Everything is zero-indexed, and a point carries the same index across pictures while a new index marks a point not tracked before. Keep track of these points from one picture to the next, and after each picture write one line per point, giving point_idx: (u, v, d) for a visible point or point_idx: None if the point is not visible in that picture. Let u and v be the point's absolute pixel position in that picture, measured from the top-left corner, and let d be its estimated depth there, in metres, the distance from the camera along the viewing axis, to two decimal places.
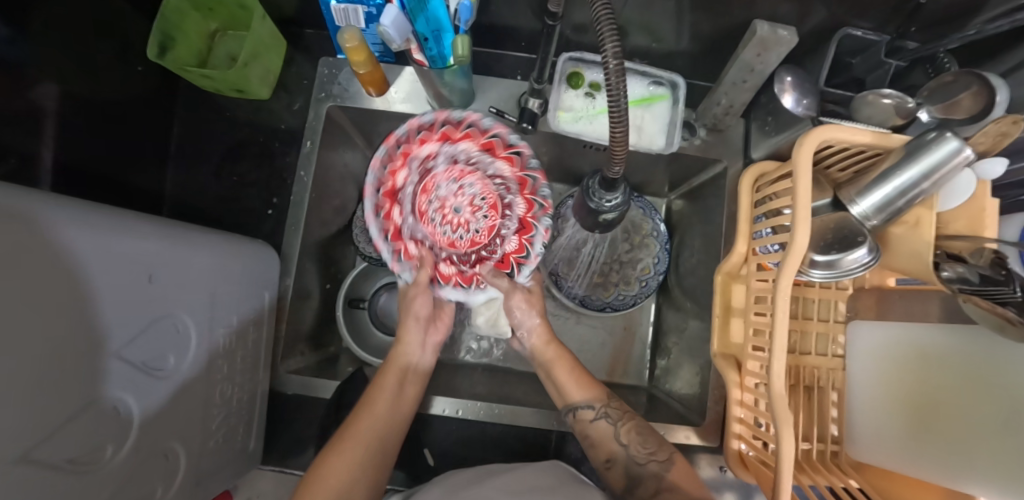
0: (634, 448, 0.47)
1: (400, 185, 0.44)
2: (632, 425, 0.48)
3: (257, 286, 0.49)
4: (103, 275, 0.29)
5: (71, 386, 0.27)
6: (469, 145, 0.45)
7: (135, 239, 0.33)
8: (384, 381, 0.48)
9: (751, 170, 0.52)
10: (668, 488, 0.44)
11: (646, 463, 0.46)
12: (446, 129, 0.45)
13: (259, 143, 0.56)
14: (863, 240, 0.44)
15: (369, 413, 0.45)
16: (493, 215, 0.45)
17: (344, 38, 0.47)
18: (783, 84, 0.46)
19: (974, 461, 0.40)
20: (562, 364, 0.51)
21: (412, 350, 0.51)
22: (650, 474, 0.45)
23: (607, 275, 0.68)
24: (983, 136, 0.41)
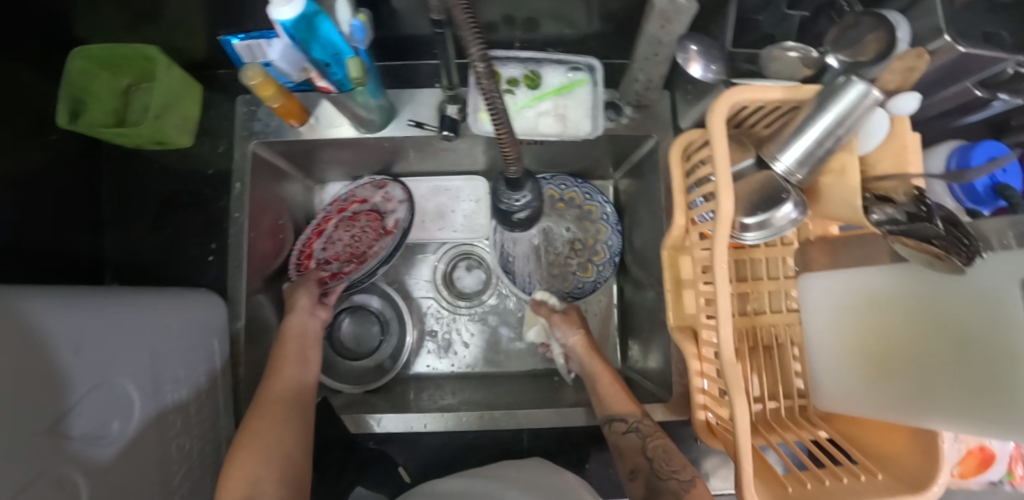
0: (659, 463, 0.44)
1: (314, 251, 0.64)
2: (664, 441, 0.46)
3: (205, 335, 0.49)
4: (27, 351, 0.29)
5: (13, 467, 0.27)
6: (334, 215, 0.66)
7: (57, 313, 0.33)
8: (284, 367, 0.49)
9: (677, 141, 0.51)
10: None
11: (666, 479, 0.43)
12: (320, 220, 0.65)
13: (190, 191, 0.56)
14: (787, 196, 0.44)
15: (278, 399, 0.46)
16: (372, 214, 0.65)
17: (249, 75, 0.46)
18: (687, 54, 0.45)
19: (922, 398, 0.40)
20: (606, 377, 0.53)
21: (307, 315, 0.55)
22: (671, 490, 0.42)
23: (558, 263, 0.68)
24: (891, 74, 0.41)
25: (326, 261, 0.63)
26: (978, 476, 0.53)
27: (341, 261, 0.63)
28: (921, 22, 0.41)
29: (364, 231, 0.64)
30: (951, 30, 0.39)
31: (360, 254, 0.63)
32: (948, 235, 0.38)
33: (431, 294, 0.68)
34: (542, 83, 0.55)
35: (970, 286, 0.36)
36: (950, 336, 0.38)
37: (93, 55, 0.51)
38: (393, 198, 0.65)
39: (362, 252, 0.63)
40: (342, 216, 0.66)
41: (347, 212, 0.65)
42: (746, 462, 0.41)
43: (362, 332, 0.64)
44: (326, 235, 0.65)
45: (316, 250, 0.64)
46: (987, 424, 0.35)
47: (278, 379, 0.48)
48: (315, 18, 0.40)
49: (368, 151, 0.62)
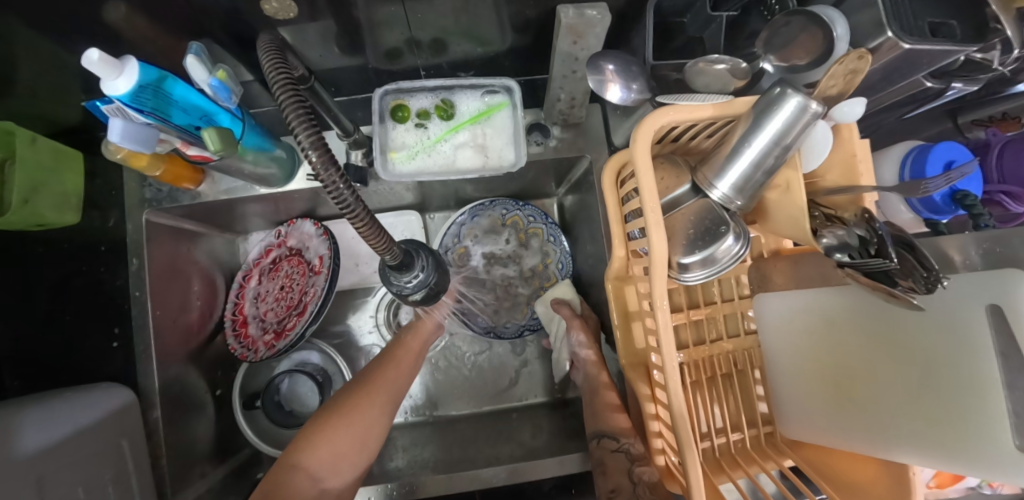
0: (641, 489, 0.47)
1: (247, 314, 0.59)
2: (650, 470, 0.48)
3: (112, 436, 0.44)
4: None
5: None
6: (258, 271, 0.61)
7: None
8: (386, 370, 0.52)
9: (609, 165, 0.46)
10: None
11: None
12: (245, 280, 0.61)
13: (82, 272, 0.51)
14: (727, 229, 0.39)
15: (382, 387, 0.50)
16: (297, 260, 0.60)
17: (113, 149, 0.41)
18: (601, 77, 0.39)
19: (899, 428, 0.37)
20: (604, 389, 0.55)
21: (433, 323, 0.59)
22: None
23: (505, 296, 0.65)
24: (832, 79, 0.35)
25: (260, 322, 0.58)
26: (953, 486, 0.50)
27: (275, 318, 0.58)
28: (860, 15, 0.36)
29: (293, 278, 0.59)
30: (893, 26, 0.34)
31: (291, 306, 0.57)
32: (904, 265, 0.34)
33: (376, 339, 0.65)
34: (458, 111, 0.49)
35: (941, 314, 0.34)
36: (928, 362, 0.35)
37: None
38: (309, 237, 0.59)
39: (294, 302, 0.57)
40: (268, 269, 0.61)
41: (271, 265, 0.61)
42: None
43: (303, 394, 0.60)
44: (255, 295, 0.60)
45: (247, 313, 0.60)
46: (973, 458, 0.32)
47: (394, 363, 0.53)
48: (163, 81, 0.35)
49: (282, 200, 0.56)
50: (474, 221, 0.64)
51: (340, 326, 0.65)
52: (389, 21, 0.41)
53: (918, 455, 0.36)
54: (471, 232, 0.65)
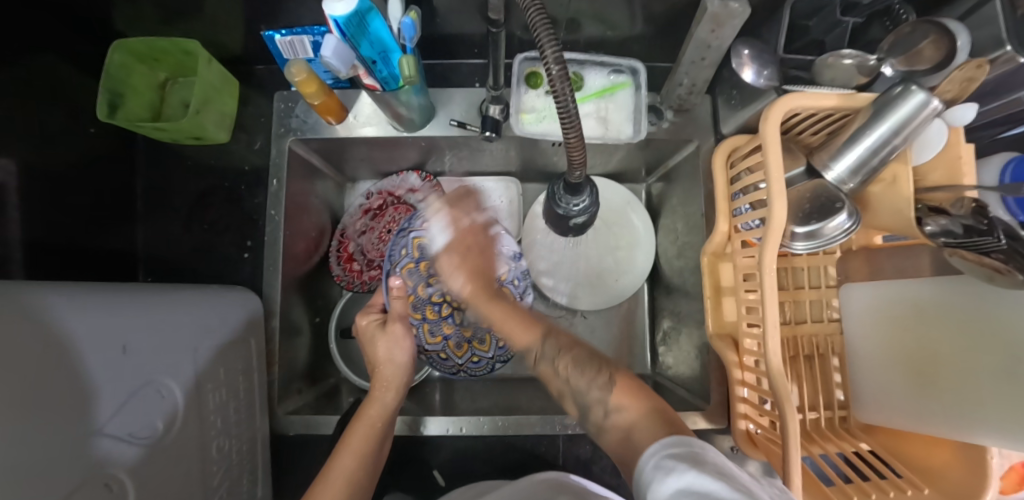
0: (575, 378, 0.42)
1: (353, 252, 0.65)
2: (572, 354, 0.43)
3: (243, 332, 0.48)
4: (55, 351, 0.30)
5: (38, 470, 0.26)
6: (361, 215, 0.65)
7: (86, 313, 0.33)
8: (342, 457, 0.42)
9: (721, 147, 0.51)
10: (614, 408, 0.37)
11: (590, 390, 0.40)
12: (348, 223, 0.65)
13: (225, 188, 0.56)
14: (842, 205, 0.43)
15: (350, 452, 0.42)
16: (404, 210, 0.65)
17: (293, 73, 0.46)
18: (740, 59, 0.45)
19: (976, 412, 0.39)
20: (501, 316, 0.50)
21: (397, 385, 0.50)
22: (596, 399, 0.39)
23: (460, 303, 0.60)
24: (949, 84, 0.40)
25: (368, 259, 0.65)
26: (1016, 492, 0.52)
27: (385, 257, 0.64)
28: (981, 32, 0.41)
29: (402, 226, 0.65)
30: (1012, 41, 0.38)
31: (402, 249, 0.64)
32: (1009, 249, 0.37)
33: None
34: (585, 84, 0.54)
35: None
36: (1013, 350, 0.36)
37: (132, 48, 0.50)
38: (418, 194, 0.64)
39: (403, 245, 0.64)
40: (372, 216, 0.66)
41: (376, 213, 0.65)
42: (795, 475, 0.40)
43: None
44: (358, 237, 0.65)
45: (352, 251, 0.65)
46: None
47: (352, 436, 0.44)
48: (369, 14, 0.39)
49: (404, 150, 0.61)
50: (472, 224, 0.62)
51: None
52: None
53: (999, 437, 0.37)
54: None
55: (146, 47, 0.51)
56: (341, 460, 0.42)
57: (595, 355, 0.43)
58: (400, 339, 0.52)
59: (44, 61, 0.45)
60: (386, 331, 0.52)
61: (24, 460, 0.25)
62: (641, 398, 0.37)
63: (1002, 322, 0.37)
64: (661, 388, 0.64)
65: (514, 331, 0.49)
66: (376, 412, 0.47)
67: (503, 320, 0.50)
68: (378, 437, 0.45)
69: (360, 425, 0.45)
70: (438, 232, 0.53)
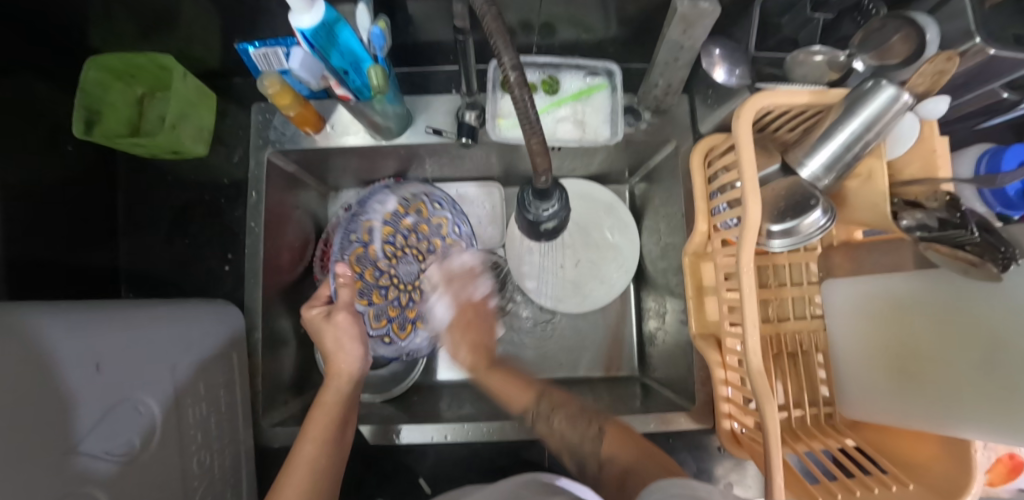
0: (565, 431, 0.50)
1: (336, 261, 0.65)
2: (563, 410, 0.52)
3: (224, 346, 0.48)
4: (27, 371, 0.29)
5: (10, 489, 0.26)
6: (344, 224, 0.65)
7: (56, 333, 0.33)
8: (312, 427, 0.45)
9: (698, 147, 0.51)
10: (607, 460, 0.44)
11: (582, 443, 0.48)
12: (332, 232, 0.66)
13: (205, 201, 0.56)
14: (815, 202, 0.43)
15: (309, 440, 0.44)
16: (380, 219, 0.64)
17: (266, 84, 0.46)
18: (711, 60, 0.46)
19: (957, 406, 0.38)
20: (496, 379, 0.57)
21: (345, 379, 0.49)
22: (590, 451, 0.47)
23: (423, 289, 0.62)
24: (920, 77, 0.40)
25: None
26: (1006, 483, 0.52)
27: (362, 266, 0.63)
28: (951, 23, 0.41)
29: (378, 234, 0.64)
30: (981, 33, 0.38)
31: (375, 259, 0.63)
32: (983, 242, 0.38)
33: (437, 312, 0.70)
34: (561, 88, 0.54)
35: (1006, 295, 0.35)
36: (991, 344, 0.36)
37: (108, 64, 0.50)
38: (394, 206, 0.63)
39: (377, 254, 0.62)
40: None
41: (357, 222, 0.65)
42: (778, 474, 0.40)
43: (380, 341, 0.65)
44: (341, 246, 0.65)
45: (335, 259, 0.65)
46: None
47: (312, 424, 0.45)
48: (338, 25, 0.40)
49: (383, 158, 0.61)
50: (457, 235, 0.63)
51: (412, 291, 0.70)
52: None
53: (979, 430, 0.37)
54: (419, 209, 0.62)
55: (120, 62, 0.51)
56: (306, 446, 0.43)
57: (584, 410, 0.52)
58: (349, 333, 0.50)
59: (15, 80, 0.45)
60: (334, 324, 0.50)
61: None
62: (626, 443, 0.44)
63: (976, 313, 0.38)
64: (650, 389, 0.64)
65: (510, 393, 0.55)
66: (331, 399, 0.47)
67: (489, 378, 0.58)
68: (341, 424, 0.46)
69: (324, 409, 0.46)
70: (444, 311, 0.62)
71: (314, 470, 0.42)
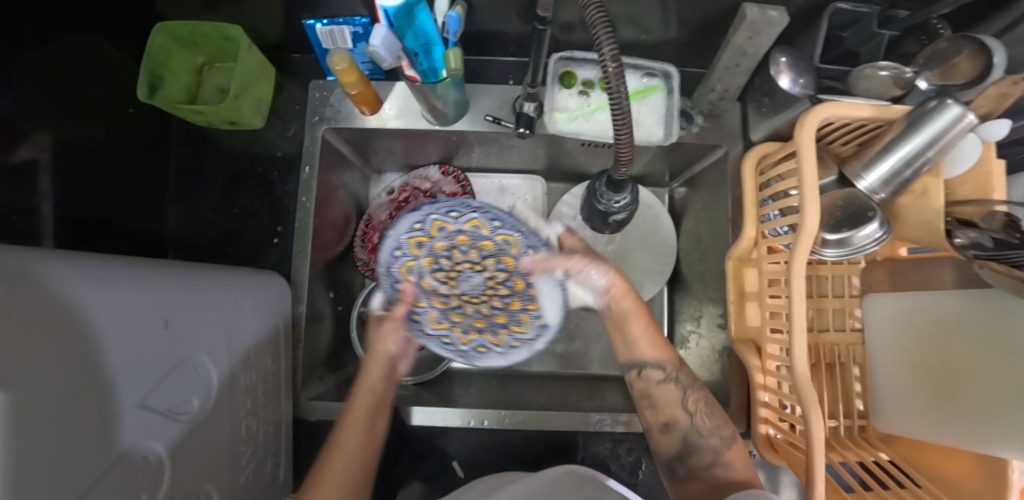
0: (700, 419, 0.47)
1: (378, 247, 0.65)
2: (700, 394, 0.48)
3: (270, 316, 0.48)
4: (119, 321, 0.29)
5: (89, 438, 0.26)
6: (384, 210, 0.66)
7: (136, 284, 0.32)
8: (351, 416, 0.46)
9: (752, 153, 0.51)
10: (722, 464, 0.45)
11: (709, 435, 0.46)
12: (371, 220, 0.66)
13: (257, 173, 0.56)
14: (873, 214, 0.44)
15: (341, 453, 0.43)
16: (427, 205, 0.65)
17: (334, 61, 0.47)
18: (778, 66, 0.46)
19: (1013, 427, 0.38)
20: (641, 318, 0.50)
21: (383, 364, 0.51)
22: (710, 448, 0.46)
23: (512, 271, 0.53)
24: (982, 99, 0.41)
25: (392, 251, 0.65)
26: None
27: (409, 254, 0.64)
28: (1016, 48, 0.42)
29: None
30: None
31: None
32: None
33: None
34: None
35: None
36: None
37: (173, 31, 0.51)
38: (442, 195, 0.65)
39: None
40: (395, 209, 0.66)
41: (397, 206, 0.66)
42: (819, 480, 0.40)
43: None
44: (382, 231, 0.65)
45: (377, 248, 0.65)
46: None
47: (347, 428, 0.45)
48: (417, 8, 0.41)
49: (432, 144, 0.62)
50: (450, 215, 0.51)
51: None
52: None
53: None
54: (428, 261, 0.53)
55: (185, 29, 0.52)
56: (350, 437, 0.44)
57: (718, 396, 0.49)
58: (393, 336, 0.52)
59: (87, 39, 0.46)
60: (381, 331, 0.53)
61: (72, 434, 0.24)
62: (751, 468, 0.45)
63: None
64: None
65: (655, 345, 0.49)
66: (366, 394, 0.48)
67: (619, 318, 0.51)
68: (374, 417, 0.47)
69: (361, 403, 0.47)
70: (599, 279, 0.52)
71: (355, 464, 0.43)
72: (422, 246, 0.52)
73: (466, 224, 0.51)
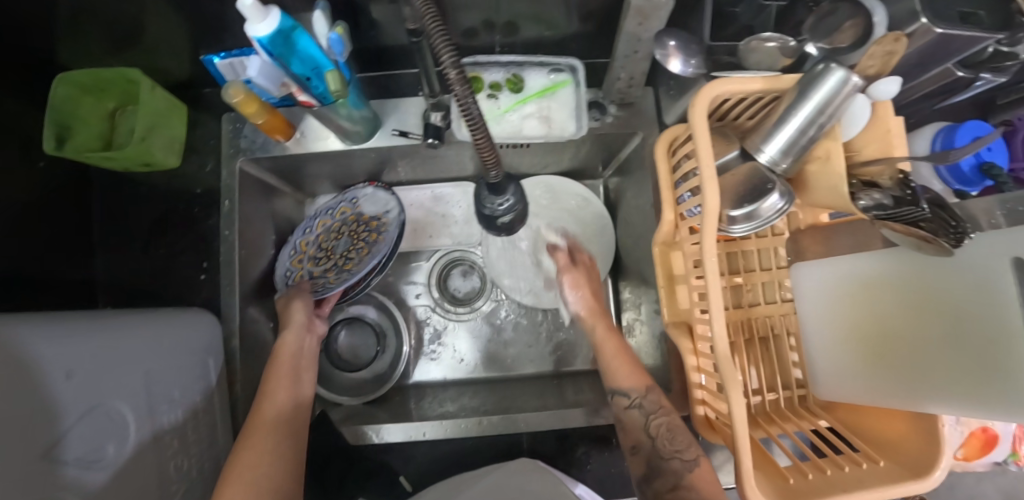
0: (663, 441, 0.44)
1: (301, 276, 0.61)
2: (669, 418, 0.46)
3: (199, 354, 0.48)
4: (20, 377, 0.30)
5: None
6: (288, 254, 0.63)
7: (29, 342, 0.32)
8: (272, 381, 0.49)
9: (662, 137, 0.51)
10: (685, 487, 0.41)
11: (670, 457, 0.43)
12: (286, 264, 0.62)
13: (180, 211, 0.57)
14: (773, 186, 0.43)
15: (262, 427, 0.44)
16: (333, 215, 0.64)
17: (231, 93, 0.46)
18: (666, 50, 0.46)
19: (929, 381, 0.38)
20: (610, 344, 0.52)
21: (295, 332, 0.54)
22: (671, 469, 0.42)
23: (366, 218, 0.63)
24: (871, 58, 0.40)
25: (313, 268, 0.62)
26: (978, 457, 0.57)
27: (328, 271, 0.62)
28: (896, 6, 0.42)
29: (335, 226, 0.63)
30: (927, 13, 0.39)
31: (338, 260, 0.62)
32: (935, 217, 0.38)
33: (426, 301, 0.68)
34: (525, 86, 0.55)
35: (970, 266, 0.34)
36: (957, 318, 0.35)
37: (76, 80, 0.51)
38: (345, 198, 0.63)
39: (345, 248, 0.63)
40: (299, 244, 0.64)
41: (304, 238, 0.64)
42: (745, 456, 0.40)
43: (358, 343, 0.64)
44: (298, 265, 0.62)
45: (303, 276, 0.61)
46: (1008, 406, 0.31)
47: (268, 399, 0.47)
48: (294, 32, 0.41)
49: (357, 163, 0.62)
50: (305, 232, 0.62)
51: (393, 286, 0.68)
52: None
53: (950, 405, 0.37)
54: (299, 261, 0.62)
55: (88, 78, 0.52)
56: (270, 403, 0.46)
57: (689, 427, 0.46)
58: (299, 313, 0.55)
59: None
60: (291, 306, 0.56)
61: None
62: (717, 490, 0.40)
63: (951, 291, 0.36)
64: None
65: (618, 370, 0.50)
66: (287, 351, 0.52)
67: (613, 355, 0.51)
68: (296, 376, 0.51)
69: (283, 363, 0.52)
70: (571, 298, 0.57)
71: (287, 434, 0.44)
72: (299, 259, 0.62)
73: (317, 227, 0.63)
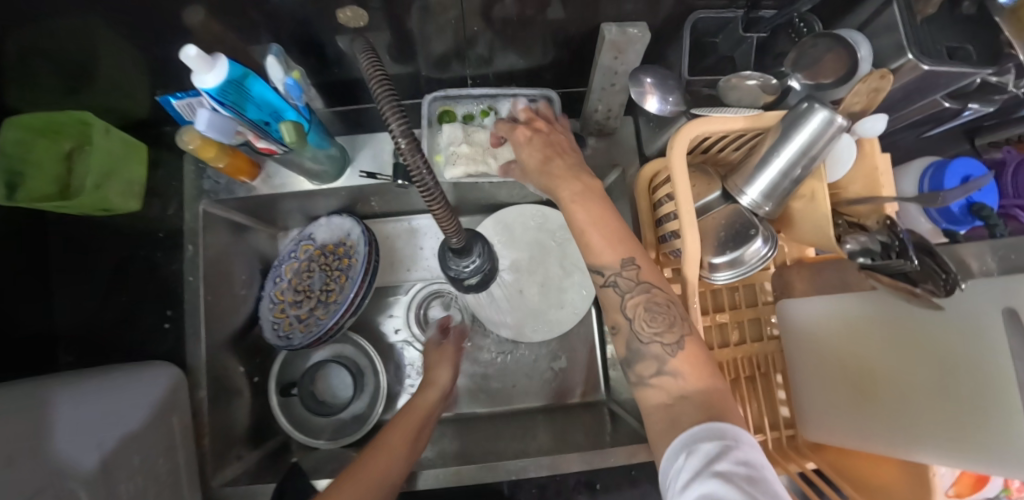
0: (640, 323, 0.37)
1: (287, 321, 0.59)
2: (645, 296, 0.37)
3: (162, 410, 0.46)
4: None
5: None
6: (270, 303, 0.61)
7: None
8: (391, 433, 0.46)
9: (642, 174, 0.49)
10: (669, 372, 0.35)
11: (649, 343, 0.36)
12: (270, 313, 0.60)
13: (142, 256, 0.54)
14: (757, 231, 0.42)
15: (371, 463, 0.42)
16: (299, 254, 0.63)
17: (187, 139, 0.44)
18: (642, 88, 0.43)
19: (919, 429, 0.37)
20: (599, 239, 0.39)
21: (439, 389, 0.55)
22: (652, 355, 0.36)
23: (332, 248, 0.61)
24: (857, 96, 0.39)
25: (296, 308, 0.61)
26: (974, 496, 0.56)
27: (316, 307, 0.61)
28: (880, 40, 0.40)
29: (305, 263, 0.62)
30: (913, 48, 0.36)
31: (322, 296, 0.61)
32: (924, 269, 0.37)
33: (405, 336, 0.67)
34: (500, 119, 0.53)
35: (954, 315, 0.34)
36: (943, 365, 0.35)
37: (26, 122, 0.47)
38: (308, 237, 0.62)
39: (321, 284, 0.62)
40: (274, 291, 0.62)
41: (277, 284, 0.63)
42: None
43: (334, 385, 0.63)
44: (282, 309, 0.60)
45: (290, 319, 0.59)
46: (999, 461, 0.31)
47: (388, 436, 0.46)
48: (248, 79, 0.39)
49: (329, 199, 0.60)
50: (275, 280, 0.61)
51: (370, 323, 0.67)
52: (444, 28, 0.44)
53: (940, 455, 0.36)
54: (283, 308, 0.60)
55: (39, 119, 0.48)
56: (388, 443, 0.45)
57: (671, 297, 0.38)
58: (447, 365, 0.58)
59: None
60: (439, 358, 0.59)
61: None
62: (704, 372, 0.34)
63: (936, 339, 0.36)
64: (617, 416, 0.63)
65: (594, 248, 0.39)
66: (422, 405, 0.52)
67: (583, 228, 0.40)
68: (420, 425, 0.49)
69: (410, 416, 0.50)
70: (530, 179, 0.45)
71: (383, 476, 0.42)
72: (281, 306, 0.60)
73: (288, 272, 0.62)
